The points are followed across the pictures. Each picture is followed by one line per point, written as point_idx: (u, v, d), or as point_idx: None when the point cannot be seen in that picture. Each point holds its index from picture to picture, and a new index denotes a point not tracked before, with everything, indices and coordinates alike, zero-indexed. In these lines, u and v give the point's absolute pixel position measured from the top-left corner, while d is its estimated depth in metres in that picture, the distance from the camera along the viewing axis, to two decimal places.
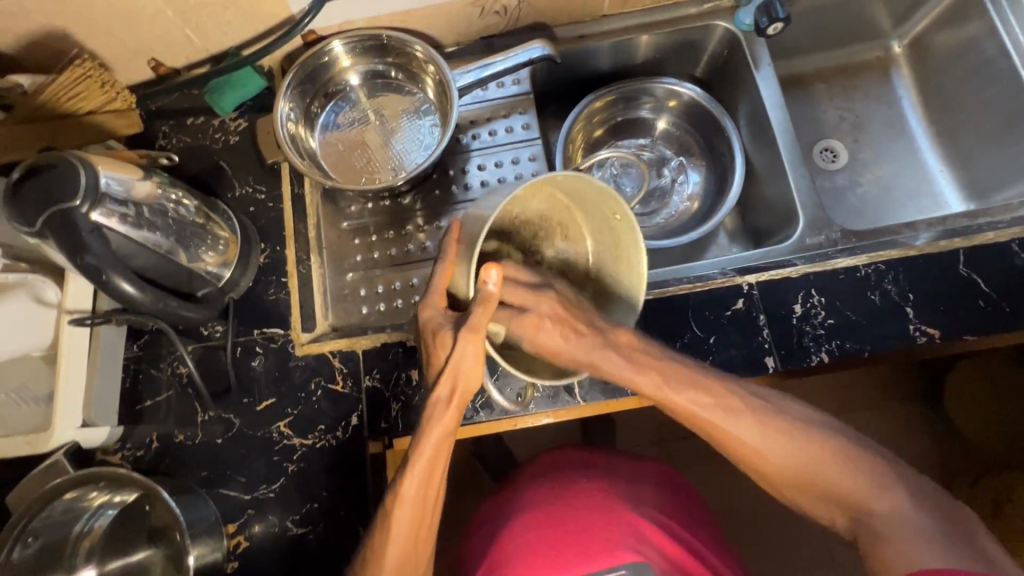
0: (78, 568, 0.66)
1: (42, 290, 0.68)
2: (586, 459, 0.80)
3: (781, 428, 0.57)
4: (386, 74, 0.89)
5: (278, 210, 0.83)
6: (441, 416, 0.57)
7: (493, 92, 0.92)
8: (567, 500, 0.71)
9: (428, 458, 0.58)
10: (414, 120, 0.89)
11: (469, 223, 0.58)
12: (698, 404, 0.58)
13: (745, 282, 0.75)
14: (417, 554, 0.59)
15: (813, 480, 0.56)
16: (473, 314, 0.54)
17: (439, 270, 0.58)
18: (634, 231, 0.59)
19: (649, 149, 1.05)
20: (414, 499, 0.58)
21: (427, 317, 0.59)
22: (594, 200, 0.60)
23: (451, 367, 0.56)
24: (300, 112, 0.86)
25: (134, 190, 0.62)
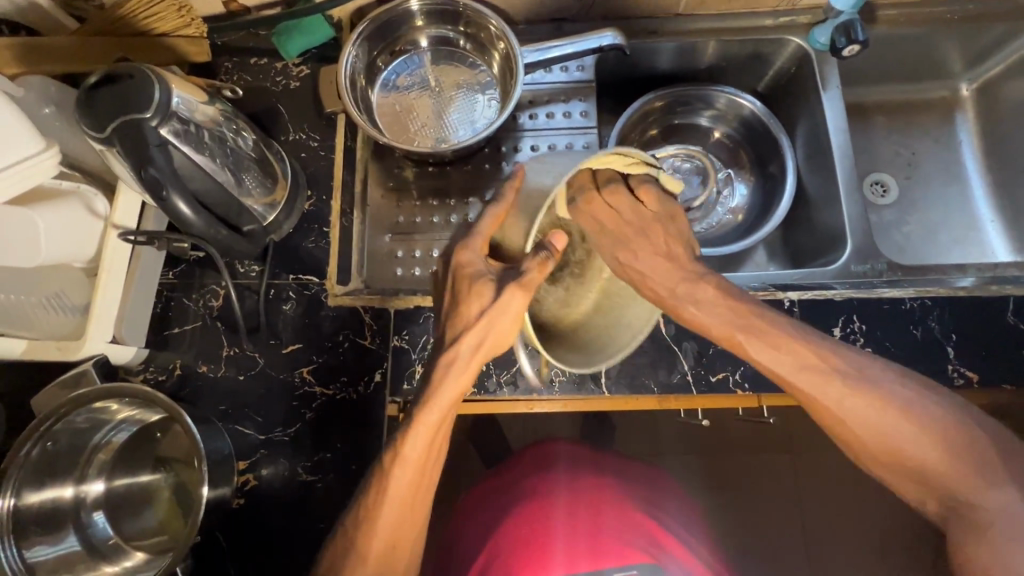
0: (88, 480, 0.67)
1: (92, 200, 0.68)
2: (569, 450, 0.78)
3: (856, 390, 0.58)
4: (454, 42, 0.89)
5: (329, 160, 0.83)
6: (455, 378, 0.57)
7: (556, 75, 0.91)
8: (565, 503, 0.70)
9: (433, 422, 0.58)
10: (474, 93, 0.89)
11: (533, 173, 0.60)
12: (783, 375, 0.60)
13: (786, 298, 0.74)
14: (412, 517, 0.59)
15: (903, 448, 0.58)
16: (533, 258, 0.55)
17: (494, 213, 0.58)
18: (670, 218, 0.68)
19: (698, 156, 1.04)
20: (416, 461, 0.58)
21: (463, 260, 0.59)
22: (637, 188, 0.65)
23: (483, 324, 0.56)
24: (364, 66, 0.86)
25: (199, 114, 0.62)
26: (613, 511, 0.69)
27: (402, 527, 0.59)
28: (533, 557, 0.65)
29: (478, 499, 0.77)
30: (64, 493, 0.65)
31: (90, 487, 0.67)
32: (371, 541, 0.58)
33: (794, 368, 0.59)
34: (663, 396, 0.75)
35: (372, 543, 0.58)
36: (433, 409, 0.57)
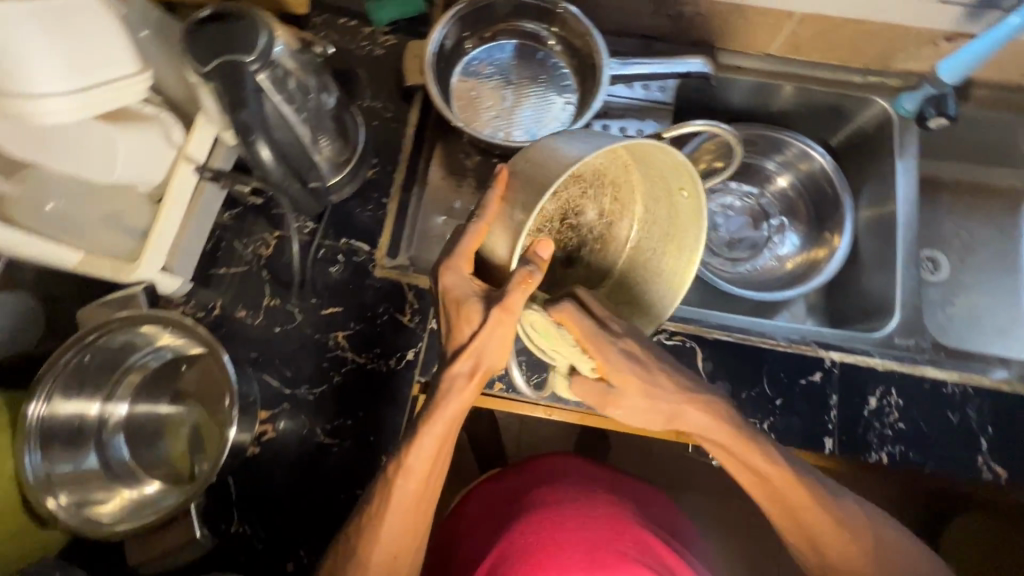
0: (115, 399, 0.68)
1: (169, 128, 0.67)
2: (574, 465, 0.79)
3: (844, 534, 0.59)
4: (543, 41, 0.89)
5: (399, 132, 0.83)
6: (457, 395, 0.58)
7: (636, 92, 0.91)
8: (571, 514, 0.70)
9: (435, 433, 0.58)
10: (551, 94, 0.89)
11: (520, 175, 0.56)
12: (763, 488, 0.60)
13: (828, 358, 0.73)
14: (415, 527, 0.59)
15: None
16: (511, 290, 0.54)
17: (473, 230, 0.56)
18: (698, 208, 0.60)
19: (755, 199, 1.03)
20: (419, 472, 0.58)
21: (448, 282, 0.58)
22: (662, 171, 0.60)
23: (475, 343, 0.57)
24: (451, 47, 0.86)
25: (293, 65, 0.62)
26: (621, 533, 0.68)
27: (409, 534, 0.59)
28: (534, 563, 0.65)
29: (480, 501, 0.77)
30: (90, 408, 0.66)
31: (115, 409, 0.68)
32: (372, 550, 0.58)
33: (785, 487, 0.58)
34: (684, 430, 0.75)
35: (372, 553, 0.58)
36: (434, 421, 0.58)
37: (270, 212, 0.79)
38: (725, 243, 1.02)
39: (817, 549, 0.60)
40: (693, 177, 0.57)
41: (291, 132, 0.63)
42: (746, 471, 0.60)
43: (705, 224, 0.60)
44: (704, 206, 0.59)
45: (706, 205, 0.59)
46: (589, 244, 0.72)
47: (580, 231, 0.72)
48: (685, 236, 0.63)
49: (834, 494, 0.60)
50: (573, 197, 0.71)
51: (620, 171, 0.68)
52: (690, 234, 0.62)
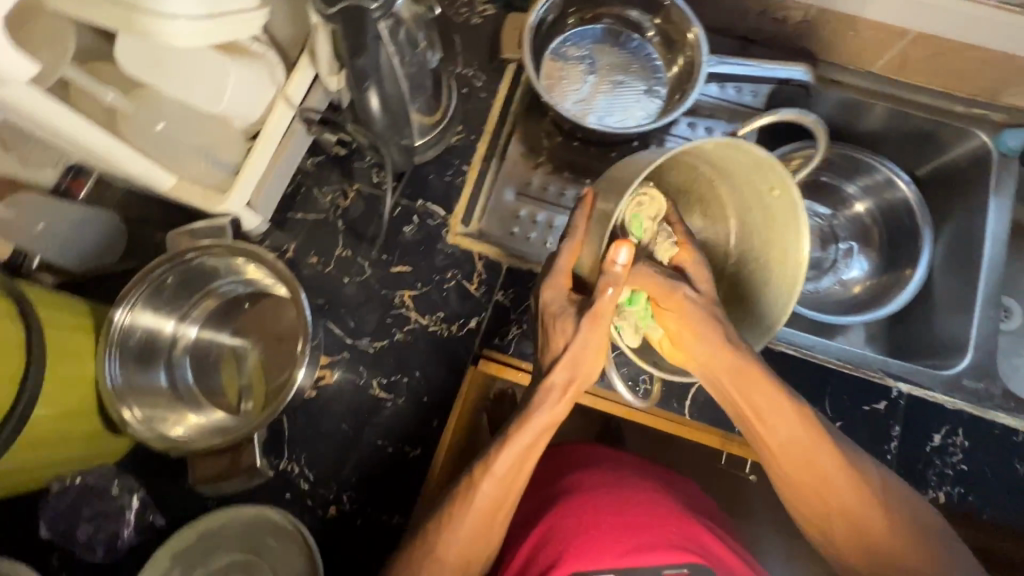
0: (188, 321, 0.71)
1: (272, 70, 0.69)
2: (605, 453, 0.78)
3: (862, 487, 0.55)
4: (641, 29, 0.88)
5: (487, 103, 0.84)
6: (550, 406, 0.57)
7: (727, 94, 0.89)
8: (615, 492, 0.69)
9: (518, 443, 0.57)
10: (640, 85, 0.88)
11: (606, 189, 0.54)
12: (789, 443, 0.56)
13: (895, 387, 0.73)
14: (494, 530, 0.58)
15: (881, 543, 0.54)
16: (601, 297, 0.52)
17: (568, 247, 0.55)
18: (795, 207, 0.55)
19: (827, 221, 1.00)
20: (503, 477, 0.57)
21: (547, 298, 0.57)
22: (748, 175, 0.57)
23: (570, 351, 0.55)
24: (550, 25, 0.86)
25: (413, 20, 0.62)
26: (667, 508, 0.67)
27: (485, 535, 0.58)
28: (591, 536, 0.63)
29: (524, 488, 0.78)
30: (165, 326, 0.69)
31: (187, 331, 0.71)
32: (446, 546, 0.57)
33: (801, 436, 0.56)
34: (727, 436, 0.74)
35: (450, 549, 0.57)
36: (525, 430, 0.57)
37: (351, 164, 0.80)
38: None
39: (831, 510, 0.56)
40: (781, 172, 0.53)
41: (398, 87, 0.63)
42: (759, 412, 0.56)
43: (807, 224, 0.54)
44: (802, 203, 0.53)
45: (803, 202, 0.53)
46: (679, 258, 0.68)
47: None
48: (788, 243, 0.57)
49: (847, 443, 0.57)
50: None
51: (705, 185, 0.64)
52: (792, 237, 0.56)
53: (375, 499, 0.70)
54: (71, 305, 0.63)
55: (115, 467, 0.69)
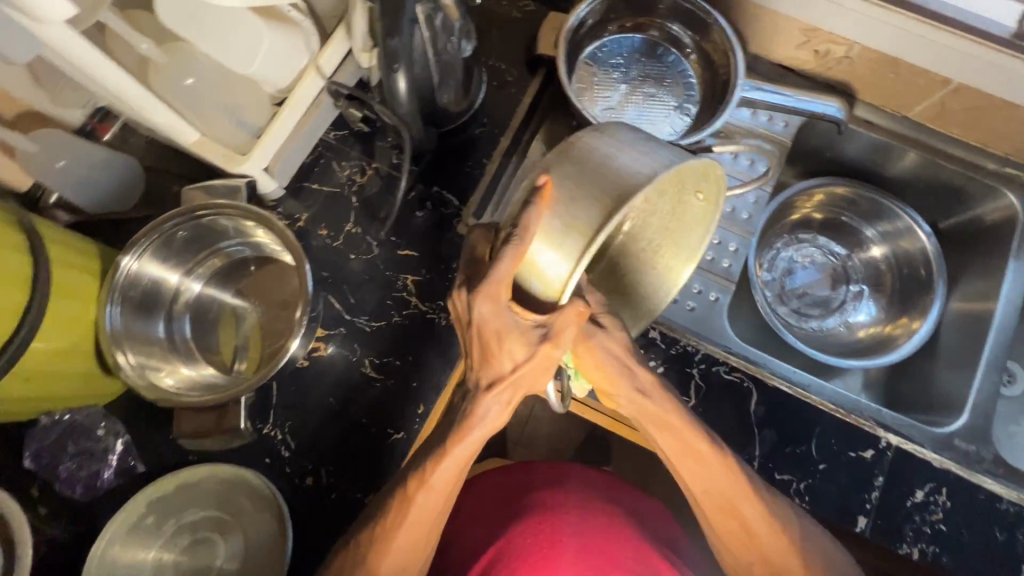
0: (191, 277, 0.71)
1: (308, 39, 0.69)
2: (570, 470, 0.76)
3: (789, 539, 0.59)
4: (681, 44, 0.87)
5: (516, 99, 0.83)
6: (492, 418, 0.56)
7: (758, 120, 0.89)
8: (567, 514, 0.70)
9: (458, 457, 0.57)
10: (672, 100, 0.87)
11: (565, 191, 0.47)
12: (709, 482, 0.60)
13: (884, 439, 0.72)
14: (429, 532, 0.59)
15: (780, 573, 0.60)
16: (564, 320, 0.50)
17: (515, 254, 0.46)
18: (705, 212, 0.57)
19: (839, 260, 1.00)
20: (439, 489, 0.58)
21: (486, 313, 0.49)
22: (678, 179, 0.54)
23: (516, 368, 0.53)
24: (591, 29, 0.86)
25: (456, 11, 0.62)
26: (610, 516, 0.71)
27: (419, 547, 0.59)
28: (546, 560, 0.67)
29: (478, 495, 0.75)
30: (170, 279, 0.70)
31: (189, 286, 0.72)
32: (388, 549, 0.58)
33: (721, 479, 0.59)
34: None
35: (383, 562, 0.58)
36: (467, 440, 0.56)
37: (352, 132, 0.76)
38: (798, 298, 0.98)
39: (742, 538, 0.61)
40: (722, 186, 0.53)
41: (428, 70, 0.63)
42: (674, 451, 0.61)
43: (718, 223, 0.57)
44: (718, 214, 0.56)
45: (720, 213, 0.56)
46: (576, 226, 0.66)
47: None
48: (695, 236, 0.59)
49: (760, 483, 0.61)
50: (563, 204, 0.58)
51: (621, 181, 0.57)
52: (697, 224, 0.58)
53: (354, 474, 0.70)
54: (81, 245, 0.63)
55: (103, 409, 0.70)
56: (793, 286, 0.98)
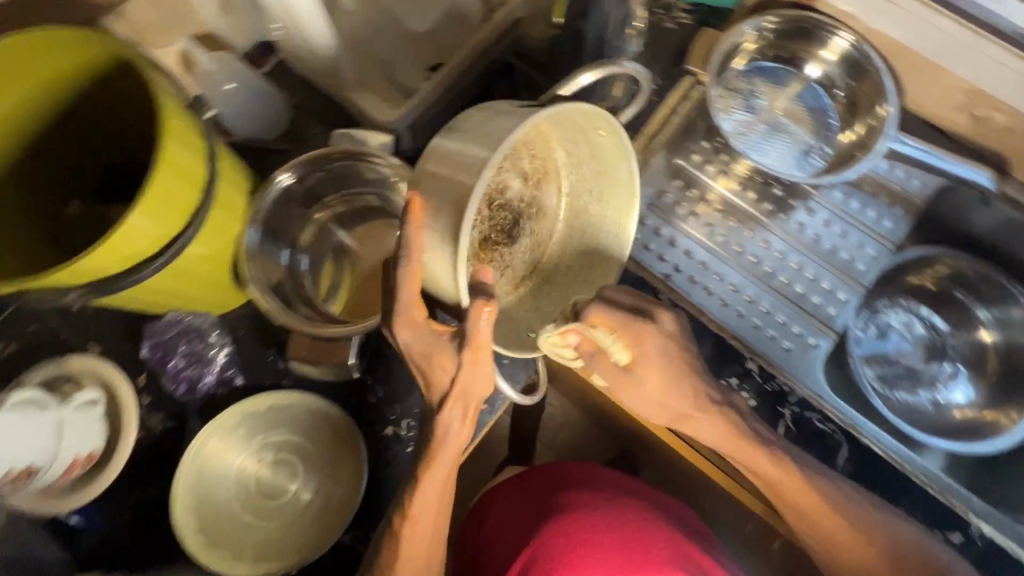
0: (326, 201, 0.75)
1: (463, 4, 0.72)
2: (594, 470, 0.79)
3: (849, 522, 0.64)
4: (830, 83, 0.85)
5: (653, 107, 0.83)
6: (456, 433, 0.58)
7: (891, 175, 0.87)
8: (600, 511, 0.71)
9: (444, 467, 0.59)
10: (809, 139, 0.85)
11: (432, 196, 0.50)
12: (765, 476, 0.65)
13: (976, 524, 0.69)
14: (440, 518, 0.62)
15: (848, 548, 0.66)
16: (477, 324, 0.52)
17: (406, 279, 0.51)
18: (620, 145, 0.57)
19: (940, 335, 0.95)
20: (424, 513, 0.60)
21: (411, 339, 0.55)
22: (576, 123, 0.56)
23: (461, 386, 0.55)
24: (742, 53, 0.86)
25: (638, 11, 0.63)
26: (644, 527, 0.70)
27: (435, 538, 0.62)
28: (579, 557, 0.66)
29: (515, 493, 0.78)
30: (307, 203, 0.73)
31: (324, 209, 0.75)
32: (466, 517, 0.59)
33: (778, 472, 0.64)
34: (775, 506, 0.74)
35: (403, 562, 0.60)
36: (438, 463, 0.59)
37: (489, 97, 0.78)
38: (888, 365, 0.94)
39: (811, 524, 0.66)
40: (611, 120, 0.53)
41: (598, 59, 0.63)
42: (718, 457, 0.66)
43: (632, 160, 0.57)
44: (630, 142, 0.55)
45: (630, 141, 0.55)
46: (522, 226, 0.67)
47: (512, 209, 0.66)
48: (623, 181, 0.61)
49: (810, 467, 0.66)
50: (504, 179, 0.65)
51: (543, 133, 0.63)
52: (622, 171, 0.59)
53: None
54: (235, 164, 0.67)
55: (216, 318, 0.74)
56: (887, 351, 0.94)
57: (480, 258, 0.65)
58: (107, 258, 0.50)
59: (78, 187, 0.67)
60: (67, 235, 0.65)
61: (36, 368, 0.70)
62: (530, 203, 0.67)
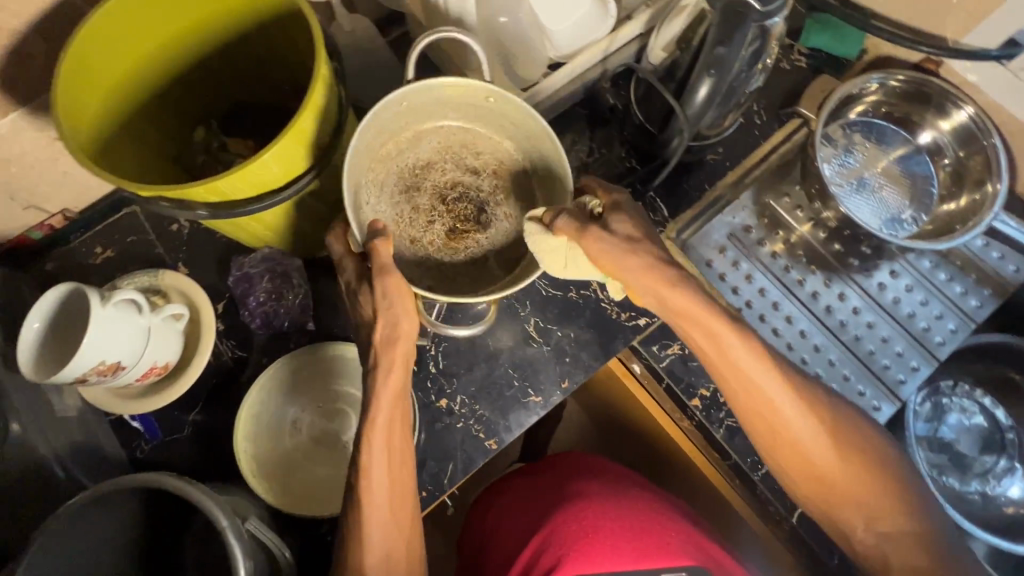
0: None
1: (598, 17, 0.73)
2: (584, 457, 0.81)
3: (836, 442, 0.59)
4: (937, 152, 0.84)
5: (755, 142, 0.83)
6: (386, 378, 0.58)
7: (983, 254, 0.85)
8: (603, 501, 0.71)
9: (384, 410, 0.58)
10: (905, 202, 0.84)
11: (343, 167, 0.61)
12: (751, 388, 0.58)
13: None
14: (401, 447, 0.60)
15: (832, 479, 0.60)
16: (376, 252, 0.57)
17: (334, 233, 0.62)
18: (507, 100, 0.62)
19: (1001, 428, 0.92)
20: (376, 474, 0.58)
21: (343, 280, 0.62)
22: (460, 98, 0.63)
23: (387, 333, 0.58)
24: (854, 105, 0.85)
25: (775, 47, 0.63)
26: (659, 518, 0.70)
27: (399, 474, 0.59)
28: (591, 546, 0.65)
29: (524, 487, 0.78)
30: None
31: None
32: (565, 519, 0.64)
33: (767, 379, 0.58)
34: (810, 563, 0.73)
35: (373, 496, 0.57)
36: (375, 422, 0.58)
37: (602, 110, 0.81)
38: (940, 445, 0.91)
39: (791, 449, 0.60)
40: (473, 83, 0.60)
41: (726, 82, 0.65)
42: (749, 392, 0.59)
43: (524, 103, 0.61)
44: (494, 87, 0.60)
45: (489, 84, 0.60)
46: (486, 211, 0.70)
47: (471, 211, 0.70)
48: (536, 124, 0.62)
49: (801, 378, 0.60)
50: (451, 176, 0.70)
51: (446, 129, 0.69)
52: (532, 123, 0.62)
53: (484, 416, 0.72)
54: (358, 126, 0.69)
55: (300, 263, 0.76)
56: (941, 432, 0.92)
57: (455, 247, 0.70)
58: (236, 184, 0.53)
59: (204, 116, 0.71)
60: (188, 158, 0.69)
61: (131, 275, 0.74)
62: (493, 191, 0.71)
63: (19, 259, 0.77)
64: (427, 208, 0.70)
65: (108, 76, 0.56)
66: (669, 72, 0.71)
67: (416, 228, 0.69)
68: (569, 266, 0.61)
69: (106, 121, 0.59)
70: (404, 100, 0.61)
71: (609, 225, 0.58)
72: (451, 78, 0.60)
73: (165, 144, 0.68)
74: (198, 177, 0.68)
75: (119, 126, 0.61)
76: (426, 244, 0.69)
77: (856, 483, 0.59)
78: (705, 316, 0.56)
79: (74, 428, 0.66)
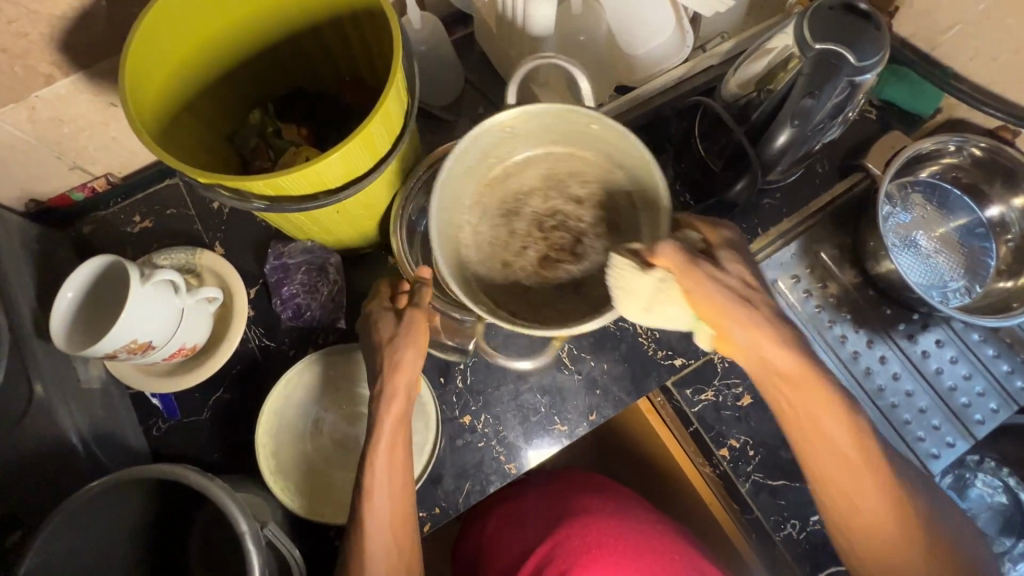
0: None
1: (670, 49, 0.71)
2: (586, 474, 0.78)
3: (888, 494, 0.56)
4: (999, 224, 0.82)
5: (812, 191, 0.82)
6: (384, 408, 0.56)
7: None
8: (608, 521, 0.68)
9: (387, 435, 0.55)
10: (959, 271, 0.82)
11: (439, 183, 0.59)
12: (814, 424, 0.56)
13: None
14: (400, 467, 0.56)
15: (880, 534, 0.57)
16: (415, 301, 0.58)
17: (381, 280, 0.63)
18: (613, 130, 0.58)
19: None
20: (376, 505, 0.55)
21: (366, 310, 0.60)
22: (564, 127, 0.60)
23: (390, 361, 0.56)
24: (919, 165, 0.82)
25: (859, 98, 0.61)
26: (661, 538, 0.67)
27: (401, 506, 0.56)
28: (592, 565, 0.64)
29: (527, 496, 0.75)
30: None
31: None
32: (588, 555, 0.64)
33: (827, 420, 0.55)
34: None
35: (370, 536, 0.54)
36: (374, 452, 0.55)
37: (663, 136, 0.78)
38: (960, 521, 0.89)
39: (847, 497, 0.57)
40: (574, 111, 0.57)
41: (802, 129, 0.62)
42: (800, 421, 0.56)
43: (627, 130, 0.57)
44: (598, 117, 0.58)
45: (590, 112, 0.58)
46: (583, 242, 0.65)
47: (569, 242, 0.65)
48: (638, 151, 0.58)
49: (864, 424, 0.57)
50: (554, 207, 0.66)
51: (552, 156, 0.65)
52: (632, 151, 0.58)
53: (506, 437, 0.71)
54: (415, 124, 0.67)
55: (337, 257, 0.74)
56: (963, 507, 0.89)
57: (546, 276, 0.65)
58: (294, 182, 0.51)
59: (261, 98, 0.69)
60: (242, 139, 0.67)
61: (168, 251, 0.73)
62: (595, 224, 0.65)
63: (58, 218, 0.76)
64: (524, 233, 0.65)
65: (175, 53, 0.55)
66: (742, 111, 0.69)
67: (509, 252, 0.65)
68: (655, 311, 0.54)
69: (169, 99, 0.58)
70: (506, 126, 0.59)
71: (722, 263, 0.55)
72: (554, 105, 0.57)
73: (220, 122, 0.67)
74: (249, 161, 0.67)
75: (179, 105, 0.59)
76: (518, 269, 0.65)
77: (906, 542, 0.56)
78: (783, 354, 0.54)
79: (95, 401, 0.65)
